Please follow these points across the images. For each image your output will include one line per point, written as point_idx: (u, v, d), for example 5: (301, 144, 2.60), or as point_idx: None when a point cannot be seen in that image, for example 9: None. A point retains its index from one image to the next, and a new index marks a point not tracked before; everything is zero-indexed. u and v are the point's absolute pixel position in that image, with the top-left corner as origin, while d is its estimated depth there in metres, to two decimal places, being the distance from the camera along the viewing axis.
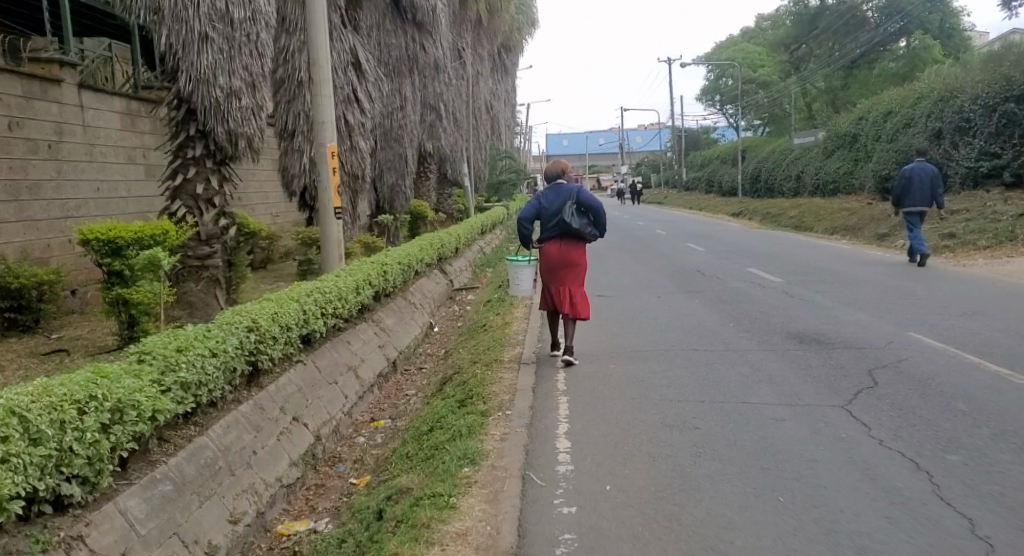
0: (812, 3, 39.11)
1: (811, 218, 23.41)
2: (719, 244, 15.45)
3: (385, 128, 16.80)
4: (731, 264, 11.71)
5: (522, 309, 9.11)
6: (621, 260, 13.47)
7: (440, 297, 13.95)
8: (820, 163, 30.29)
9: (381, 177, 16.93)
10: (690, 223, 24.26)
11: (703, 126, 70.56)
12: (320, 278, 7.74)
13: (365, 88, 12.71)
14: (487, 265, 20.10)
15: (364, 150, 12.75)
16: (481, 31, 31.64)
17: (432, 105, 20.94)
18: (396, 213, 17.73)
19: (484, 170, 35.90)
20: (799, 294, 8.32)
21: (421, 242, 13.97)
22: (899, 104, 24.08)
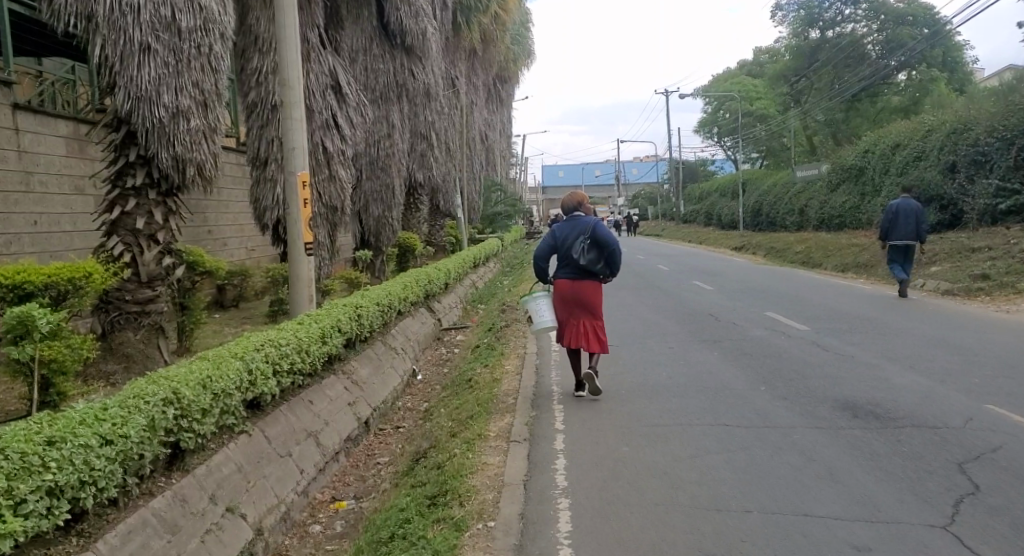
0: (812, 36, 38.60)
1: (818, 254, 22.51)
2: (728, 283, 14.41)
3: (371, 158, 15.81)
4: (745, 307, 10.67)
5: (513, 360, 8.02)
6: (623, 300, 12.41)
7: (427, 339, 12.85)
8: (824, 197, 29.49)
9: (366, 210, 15.90)
10: (693, 259, 23.28)
11: (700, 158, 70.03)
12: (278, 327, 6.63)
13: (346, 113, 11.74)
14: (480, 301, 19.03)
15: (345, 181, 11.72)
16: (475, 61, 30.94)
17: (423, 134, 20.03)
18: (383, 247, 16.70)
19: (478, 201, 35.04)
20: (832, 346, 7.29)
21: (406, 278, 12.90)
22: (908, 137, 23.25)
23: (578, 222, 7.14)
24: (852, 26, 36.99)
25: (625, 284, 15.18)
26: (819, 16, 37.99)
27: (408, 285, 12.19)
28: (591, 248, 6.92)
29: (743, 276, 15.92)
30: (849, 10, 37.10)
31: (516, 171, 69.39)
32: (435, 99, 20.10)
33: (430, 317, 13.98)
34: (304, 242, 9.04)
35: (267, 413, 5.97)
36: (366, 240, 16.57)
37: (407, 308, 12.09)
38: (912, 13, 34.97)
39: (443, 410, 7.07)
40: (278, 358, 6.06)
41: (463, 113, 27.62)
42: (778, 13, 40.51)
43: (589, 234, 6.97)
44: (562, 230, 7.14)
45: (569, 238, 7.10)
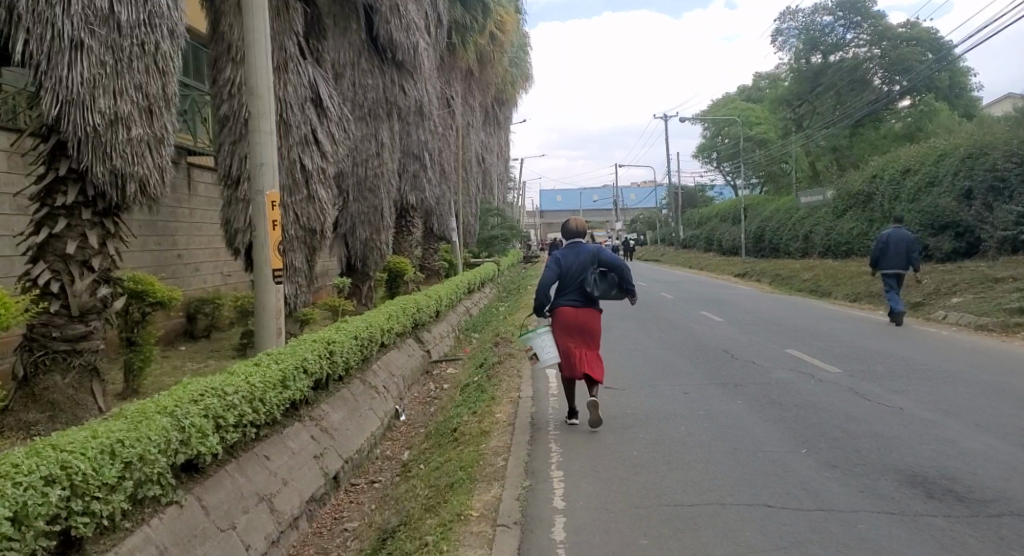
0: (814, 60, 38.10)
1: (827, 282, 21.66)
2: (738, 313, 13.50)
3: (358, 178, 14.90)
4: (761, 343, 9.74)
5: (503, 403, 7.04)
6: (627, 332, 11.47)
7: (415, 373, 11.87)
8: (830, 223, 28.72)
9: (352, 232, 15.00)
10: (697, 286, 22.37)
11: (699, 184, 69.54)
12: (228, 372, 5.65)
13: (327, 129, 10.88)
14: (474, 329, 18.09)
15: (325, 202, 10.83)
16: (472, 82, 30.30)
17: (416, 154, 19.19)
18: (370, 272, 15.77)
19: (474, 225, 34.18)
20: (871, 393, 6.36)
21: (391, 305, 11.94)
22: (918, 163, 22.51)
23: (580, 247, 6.90)
24: (854, 50, 36.52)
25: (627, 313, 14.24)
26: (821, 40, 37.53)
27: (393, 313, 11.22)
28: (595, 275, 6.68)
29: (752, 306, 15.00)
30: (851, 34, 36.65)
31: (514, 195, 68.74)
32: (427, 119, 19.33)
33: (419, 347, 12.99)
34: (272, 268, 8.11)
35: (207, 476, 4.98)
36: (353, 264, 15.64)
37: (392, 340, 11.12)
38: (916, 38, 34.49)
39: (422, 466, 6.08)
40: (223, 409, 5.08)
41: (458, 134, 26.92)
42: (779, 37, 40.08)
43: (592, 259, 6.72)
44: (564, 255, 6.89)
45: (571, 264, 6.85)
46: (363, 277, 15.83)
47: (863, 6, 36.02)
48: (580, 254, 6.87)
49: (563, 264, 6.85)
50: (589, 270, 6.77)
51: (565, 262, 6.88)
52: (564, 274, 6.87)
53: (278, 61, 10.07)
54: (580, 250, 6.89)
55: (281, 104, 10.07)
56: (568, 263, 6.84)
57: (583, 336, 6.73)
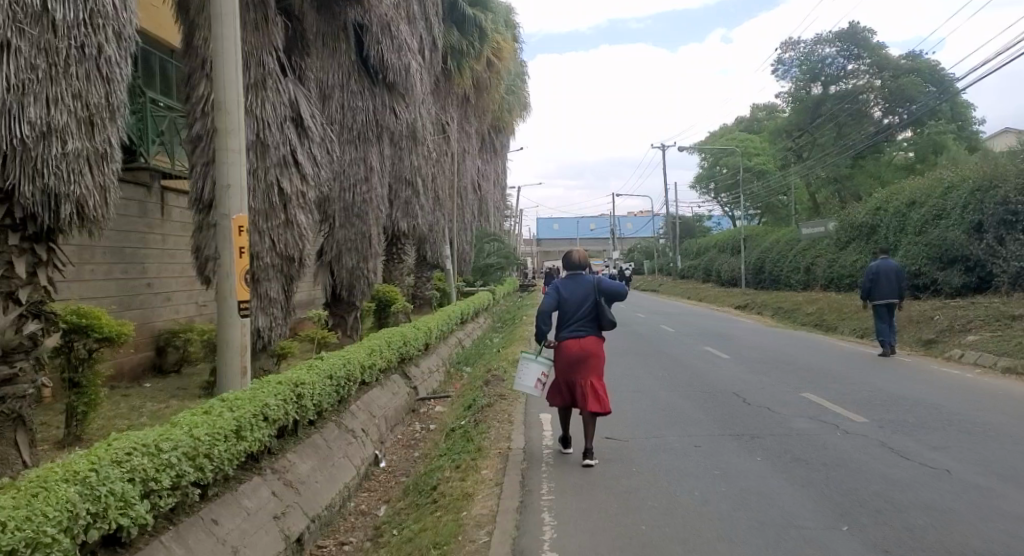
0: (814, 91, 37.78)
1: (832, 316, 20.98)
2: (744, 350, 12.77)
3: (345, 204, 14.25)
4: (773, 384, 9.00)
5: (491, 456, 6.26)
6: (626, 369, 10.71)
7: (398, 412, 11.04)
8: (833, 255, 28.12)
9: (338, 260, 14.30)
10: (698, 318, 21.66)
11: (697, 213, 69.20)
12: (170, 422, 4.88)
13: (309, 150, 10.21)
14: (465, 362, 17.24)
15: (304, 227, 10.15)
16: (468, 108, 29.85)
17: (408, 179, 18.56)
18: (356, 302, 15.03)
19: (469, 253, 33.53)
20: (908, 450, 5.63)
21: (375, 339, 11.13)
22: (924, 195, 21.97)
23: (581, 279, 6.78)
24: (854, 81, 36.31)
25: (627, 348, 13.50)
26: (821, 71, 37.31)
27: (375, 347, 10.41)
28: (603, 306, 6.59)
29: (756, 342, 14.26)
30: (852, 66, 36.45)
31: (511, 223, 68.19)
32: (420, 143, 18.76)
33: (404, 384, 12.16)
34: (238, 301, 7.36)
35: (133, 551, 4.18)
36: (338, 294, 14.88)
37: (374, 376, 10.31)
38: (918, 70, 34.26)
39: (396, 532, 5.30)
40: (156, 470, 4.29)
41: (452, 160, 26.36)
42: (779, 68, 39.90)
43: (598, 290, 6.63)
44: (565, 286, 6.73)
45: (573, 295, 6.69)
46: (347, 307, 15.06)
47: (863, 38, 35.89)
48: (581, 285, 6.75)
49: (565, 294, 6.67)
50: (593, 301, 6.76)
51: (566, 293, 6.71)
52: (566, 305, 6.70)
53: (256, 77, 9.43)
54: (581, 281, 6.77)
55: (258, 123, 9.43)
56: (571, 295, 6.67)
57: (586, 369, 6.56)
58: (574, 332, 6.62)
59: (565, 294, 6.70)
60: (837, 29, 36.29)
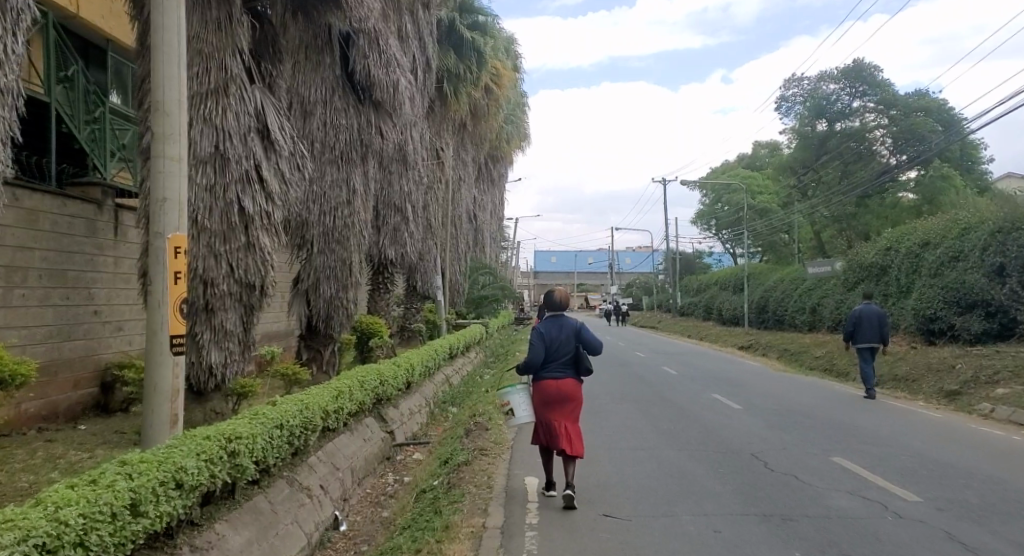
0: (820, 127, 37.07)
1: (844, 361, 19.83)
2: (756, 398, 11.63)
3: (325, 228, 13.21)
4: (795, 444, 7.84)
5: (462, 538, 5.09)
6: (626, 419, 9.53)
7: (370, 461, 9.83)
8: (841, 296, 27.02)
9: (314, 287, 13.26)
10: (701, 359, 20.55)
11: (696, 249, 68.34)
12: (33, 501, 3.69)
13: (277, 165, 9.17)
14: (451, 401, 15.97)
15: (268, 251, 9.08)
16: (465, 136, 29.01)
17: (397, 205, 17.66)
18: (334, 335, 13.89)
19: (463, 284, 32.46)
20: (987, 548, 4.52)
21: (344, 376, 9.94)
22: (939, 235, 21.00)
23: (563, 320, 6.81)
24: (860, 119, 35.61)
25: (626, 391, 12.38)
26: (827, 107, 36.54)
27: (344, 387, 9.24)
28: (587, 351, 6.69)
29: (765, 389, 13.09)
30: (858, 103, 35.72)
31: (508, 255, 67.07)
32: (410, 166, 17.84)
33: (379, 427, 10.95)
34: (171, 335, 6.20)
35: None
36: (314, 326, 13.73)
37: (341, 422, 9.12)
38: (926, 109, 33.56)
39: None
40: None
41: (445, 187, 25.39)
42: (783, 104, 39.29)
43: (581, 334, 6.71)
44: (550, 327, 6.72)
45: (556, 337, 6.71)
46: (323, 341, 13.88)
47: (869, 75, 35.25)
48: (563, 328, 6.79)
49: (549, 337, 6.67)
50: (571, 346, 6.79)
51: (550, 336, 6.71)
52: (549, 347, 6.71)
53: (218, 82, 8.47)
54: (563, 323, 6.81)
55: (218, 133, 8.44)
56: (554, 338, 6.68)
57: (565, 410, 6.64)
58: (555, 374, 6.67)
59: (549, 336, 6.70)
60: (843, 66, 35.67)
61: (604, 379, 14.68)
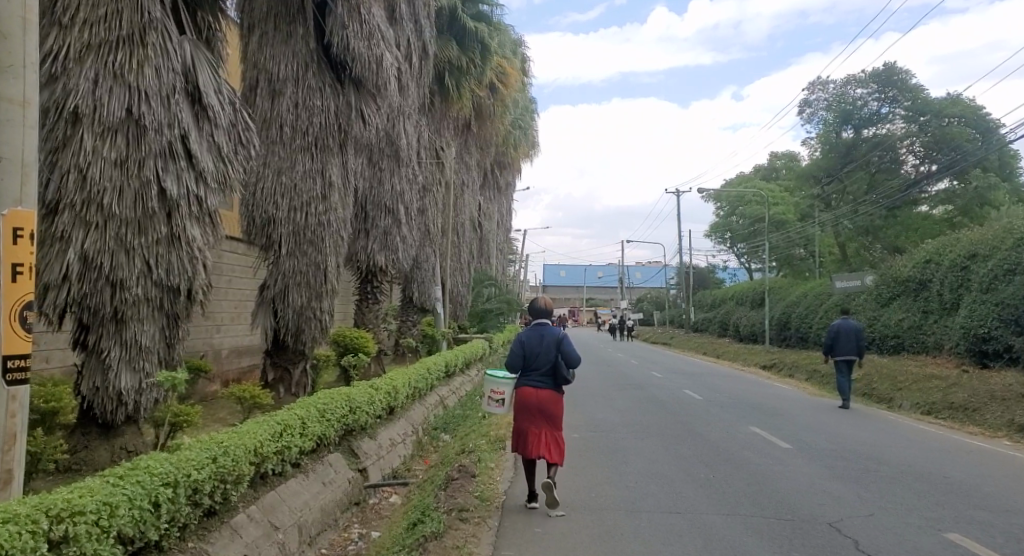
0: (846, 134, 35.07)
1: (885, 385, 17.75)
2: (801, 433, 9.67)
3: (294, 226, 11.46)
4: (885, 508, 5.84)
5: None
6: (652, 464, 7.54)
7: (330, 512, 7.87)
8: (874, 312, 24.90)
9: (283, 294, 11.49)
10: (725, 380, 18.52)
11: (710, 263, 66.30)
12: None
13: (215, 138, 7.35)
14: (444, 428, 13.97)
15: (198, 246, 7.22)
16: (469, 138, 27.25)
17: (388, 206, 16.31)
18: (306, 352, 11.97)
19: (466, 296, 30.58)
20: None
21: (299, 404, 8.05)
22: (990, 247, 18.97)
23: (546, 331, 7.21)
24: (889, 126, 33.63)
25: (645, 422, 10.42)
26: (853, 113, 34.52)
27: (293, 419, 7.34)
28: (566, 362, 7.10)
29: (808, 420, 11.07)
30: (887, 109, 33.70)
31: (516, 268, 65.05)
32: (403, 163, 16.53)
33: (347, 463, 9.02)
34: (6, 357, 4.28)
35: None
36: (282, 341, 11.85)
37: (288, 464, 7.22)
38: (961, 116, 31.50)
39: None
40: None
41: (446, 190, 23.62)
42: (806, 109, 37.41)
43: (561, 346, 7.09)
44: (530, 337, 7.16)
45: (538, 347, 7.15)
46: (292, 359, 11.96)
47: (899, 80, 33.15)
48: (544, 337, 7.22)
49: (530, 347, 7.12)
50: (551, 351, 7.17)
51: (531, 346, 7.16)
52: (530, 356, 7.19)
53: (132, 28, 6.72)
54: (545, 333, 7.21)
55: (132, 94, 6.65)
56: (535, 348, 7.11)
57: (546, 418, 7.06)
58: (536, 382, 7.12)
59: (529, 346, 7.16)
60: (871, 70, 33.68)
61: (619, 404, 12.73)
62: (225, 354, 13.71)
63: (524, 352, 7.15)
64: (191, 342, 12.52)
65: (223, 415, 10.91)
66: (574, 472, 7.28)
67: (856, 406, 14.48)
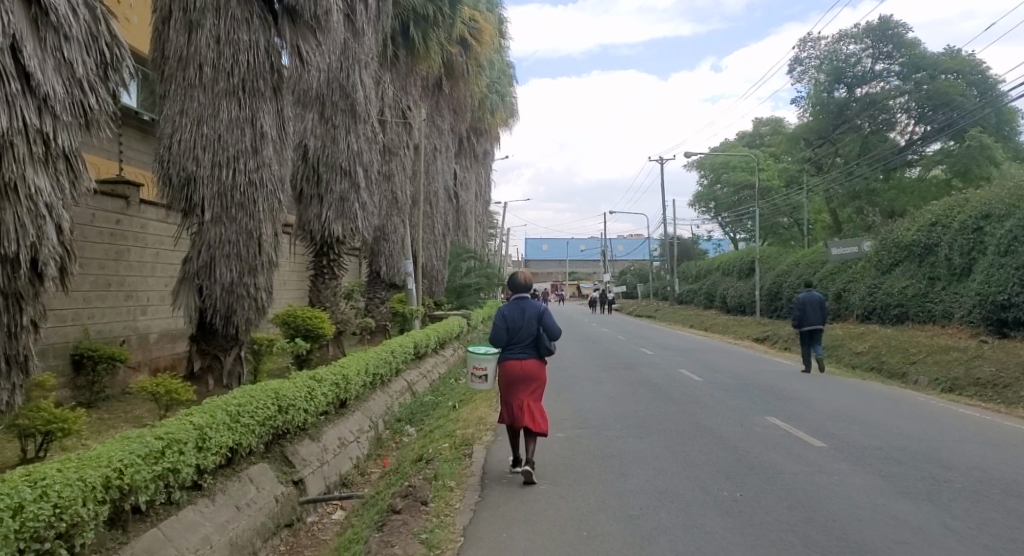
0: (839, 94, 33.38)
1: (895, 359, 16.27)
2: (826, 424, 8.08)
3: (219, 186, 9.62)
4: (991, 547, 4.24)
5: None
6: (655, 476, 5.90)
7: (246, 545, 6.15)
8: (874, 280, 23.41)
9: (208, 267, 9.67)
10: (721, 357, 17.01)
11: (694, 233, 64.70)
12: None
13: (68, 51, 5.28)
14: (410, 421, 12.23)
15: (47, 201, 5.25)
16: (441, 99, 25.31)
17: (343, 168, 14.45)
18: (240, 337, 10.15)
19: (443, 271, 28.79)
20: None
21: (202, 408, 6.26)
22: (1006, 205, 17.50)
23: (526, 303, 6.90)
24: (883, 84, 32.02)
25: (642, 411, 8.75)
26: (846, 71, 32.80)
27: (187, 429, 5.55)
28: (548, 334, 6.78)
29: (830, 405, 9.48)
30: (881, 66, 32.07)
31: (496, 242, 63.08)
32: (360, 119, 14.64)
33: (275, 476, 7.24)
34: None
35: None
36: (210, 325, 9.99)
37: (182, 488, 5.46)
38: (959, 71, 29.93)
39: None
40: None
41: (415, 154, 21.77)
42: (796, 68, 35.74)
43: (542, 317, 6.79)
44: (511, 310, 6.86)
45: (518, 320, 6.83)
46: (223, 346, 10.09)
47: (895, 34, 31.46)
48: (525, 310, 6.90)
49: (511, 320, 6.81)
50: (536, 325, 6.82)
51: (513, 319, 6.85)
52: (512, 330, 6.86)
53: None
54: (526, 306, 6.91)
55: None
56: (516, 321, 6.79)
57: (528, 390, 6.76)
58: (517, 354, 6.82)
59: (510, 319, 6.82)
60: (864, 24, 31.98)
61: (607, 388, 11.12)
62: (153, 339, 11.99)
63: (505, 325, 6.83)
64: (108, 327, 10.77)
65: (138, 415, 9.13)
66: (561, 490, 5.61)
67: (871, 385, 12.98)
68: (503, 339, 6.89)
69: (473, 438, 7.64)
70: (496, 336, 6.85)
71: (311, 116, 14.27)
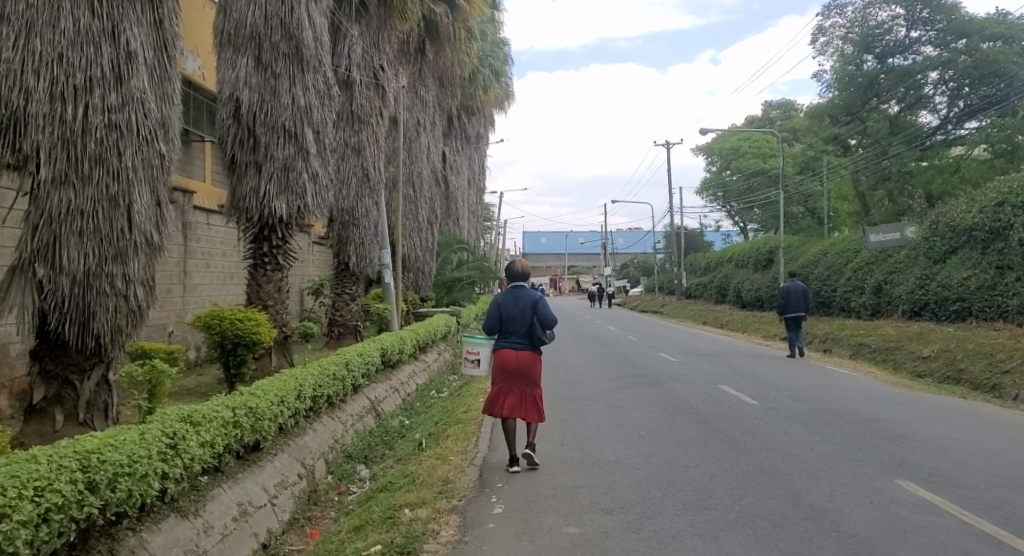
0: (869, 65, 30.23)
1: (979, 366, 13.17)
2: (1001, 496, 4.98)
3: (61, 129, 6.43)
4: None
5: None
6: None
7: None
8: (924, 270, 20.28)
9: (45, 249, 6.44)
10: (760, 365, 13.93)
11: (701, 225, 61.17)
12: None
13: None
14: (366, 459, 9.08)
15: None
16: (424, 67, 22.15)
17: (286, 127, 11.30)
18: (106, 355, 7.06)
19: (430, 264, 25.60)
20: None
21: None
22: None
23: (522, 292, 6.21)
24: (917, 55, 28.89)
25: (693, 473, 5.57)
26: (876, 40, 29.59)
27: None
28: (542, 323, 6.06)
29: (969, 451, 6.35)
30: (917, 33, 28.90)
31: (493, 235, 59.59)
32: (307, 65, 11.49)
33: None
34: None
35: None
36: (57, 335, 6.83)
37: None
38: (1007, 37, 26.62)
39: None
40: None
41: (391, 124, 18.58)
42: (819, 40, 32.56)
43: (536, 305, 6.09)
44: (505, 298, 6.18)
45: (512, 310, 6.14)
46: (80, 365, 6.98)
47: None
48: (520, 299, 6.19)
49: (503, 309, 6.13)
50: (530, 315, 6.11)
51: (506, 307, 6.17)
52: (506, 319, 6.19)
53: None
54: (521, 295, 6.21)
55: None
56: (509, 310, 6.12)
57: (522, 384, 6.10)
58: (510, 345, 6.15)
59: (504, 308, 6.16)
60: None
61: (631, 419, 8.01)
62: (17, 352, 8.91)
63: (498, 315, 6.18)
64: None
65: None
66: None
67: (972, 403, 9.89)
68: (496, 328, 6.24)
69: (425, 533, 4.52)
70: (486, 326, 6.19)
71: (245, 61, 11.14)
